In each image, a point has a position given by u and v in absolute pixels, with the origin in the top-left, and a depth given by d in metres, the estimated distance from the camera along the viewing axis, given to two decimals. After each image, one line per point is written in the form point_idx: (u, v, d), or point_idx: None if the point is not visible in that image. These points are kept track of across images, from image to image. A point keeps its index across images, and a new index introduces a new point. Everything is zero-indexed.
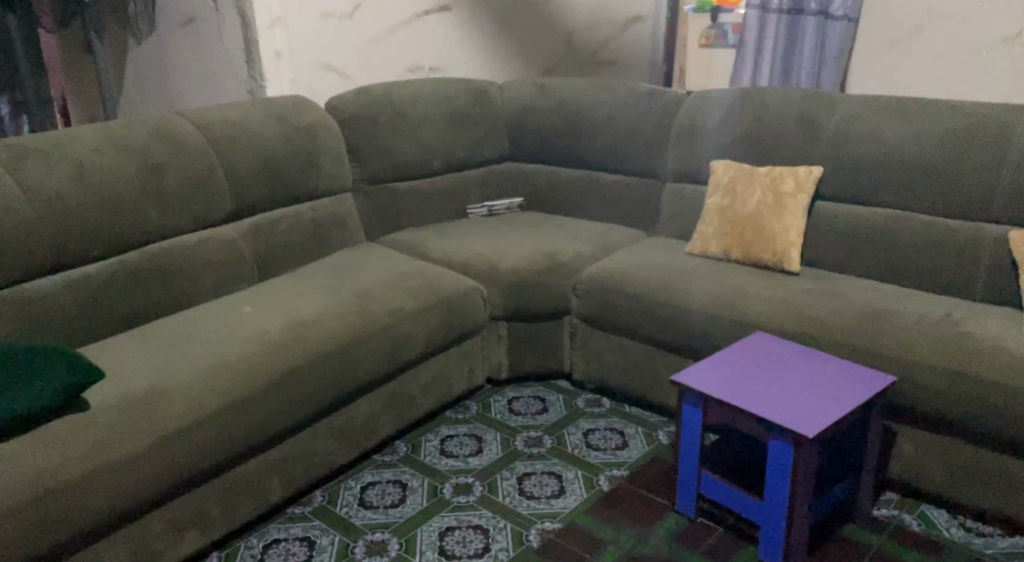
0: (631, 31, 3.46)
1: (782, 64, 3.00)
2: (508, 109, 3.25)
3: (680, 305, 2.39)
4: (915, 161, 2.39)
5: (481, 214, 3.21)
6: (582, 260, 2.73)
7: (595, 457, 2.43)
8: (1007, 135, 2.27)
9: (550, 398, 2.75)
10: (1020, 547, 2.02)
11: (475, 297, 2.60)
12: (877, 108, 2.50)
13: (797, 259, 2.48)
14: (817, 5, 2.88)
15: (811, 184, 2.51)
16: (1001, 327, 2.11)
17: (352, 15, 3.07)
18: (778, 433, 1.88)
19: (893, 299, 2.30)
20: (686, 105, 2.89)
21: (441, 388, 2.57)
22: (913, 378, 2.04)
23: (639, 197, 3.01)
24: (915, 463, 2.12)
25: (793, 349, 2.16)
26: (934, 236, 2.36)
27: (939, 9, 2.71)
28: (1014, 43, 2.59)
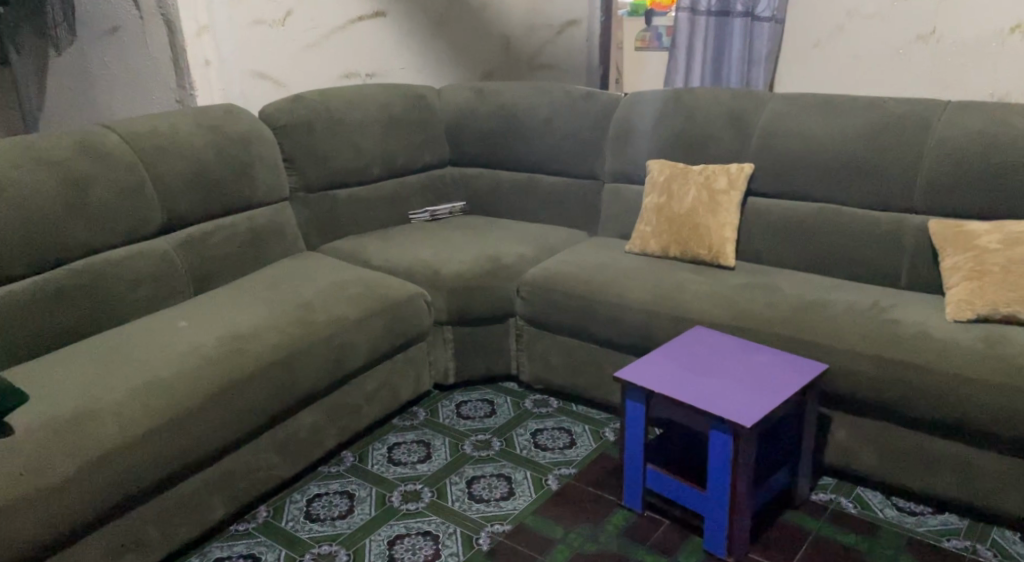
0: (566, 35, 3.61)
1: (713, 65, 3.10)
2: (447, 114, 3.26)
3: (622, 303, 2.43)
4: (841, 156, 2.48)
5: (424, 219, 3.21)
6: (525, 262, 2.76)
7: (543, 457, 2.45)
8: (924, 129, 2.39)
9: (497, 400, 2.76)
10: (948, 524, 2.11)
11: (418, 303, 2.59)
12: (803, 106, 2.60)
13: (731, 254, 2.55)
14: (743, 6, 2.98)
15: (743, 181, 2.59)
16: (926, 313, 2.21)
17: (284, 21, 3.02)
18: (718, 424, 1.93)
19: (826, 289, 2.39)
20: (621, 106, 2.95)
21: (387, 396, 2.55)
22: (846, 365, 2.12)
23: (579, 198, 3.05)
24: (850, 447, 2.20)
25: (732, 341, 2.22)
26: (862, 228, 2.46)
27: (859, 9, 2.82)
28: (929, 42, 2.72)
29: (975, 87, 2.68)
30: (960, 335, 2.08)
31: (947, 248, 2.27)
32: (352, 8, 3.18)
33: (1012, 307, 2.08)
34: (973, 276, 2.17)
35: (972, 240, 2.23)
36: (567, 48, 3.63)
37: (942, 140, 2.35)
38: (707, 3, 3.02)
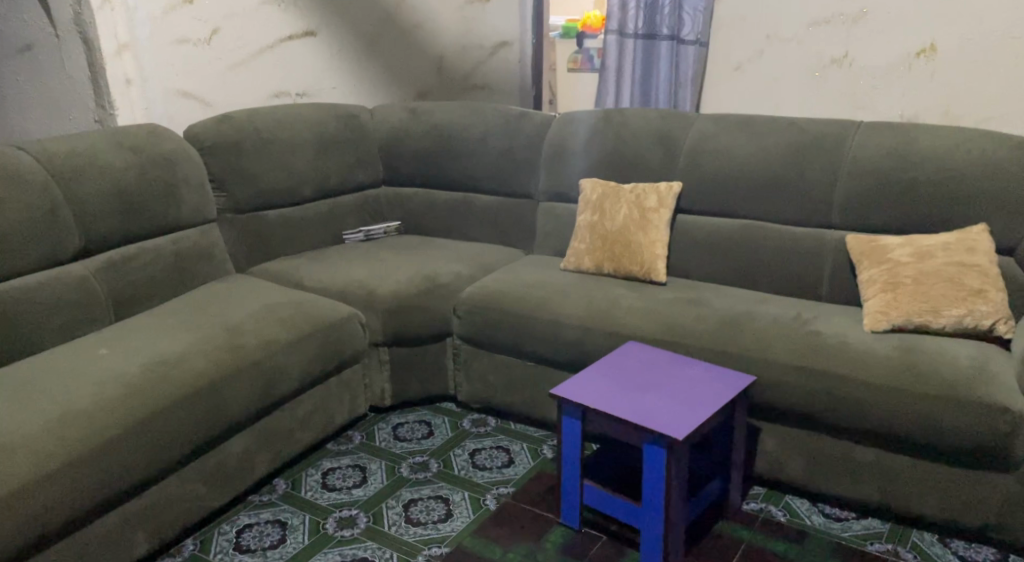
0: (497, 56, 3.64)
1: (641, 86, 3.18)
2: (379, 134, 3.25)
3: (558, 321, 2.46)
4: (763, 174, 2.58)
5: (358, 239, 3.18)
6: (462, 280, 2.76)
7: (481, 477, 2.45)
8: (840, 148, 2.50)
9: (434, 421, 2.74)
10: (871, 528, 2.19)
11: (352, 325, 2.56)
12: (726, 127, 2.69)
13: (663, 270, 2.61)
14: (668, 30, 3.07)
15: (672, 199, 2.66)
16: (847, 324, 2.31)
17: (211, 40, 2.98)
18: (651, 437, 1.97)
19: (754, 303, 2.47)
20: (553, 127, 3.00)
21: (320, 421, 2.51)
22: (774, 376, 2.19)
23: (513, 217, 3.08)
24: (778, 457, 2.27)
25: (665, 356, 2.27)
26: (786, 243, 2.56)
27: (777, 34, 2.96)
28: (842, 65, 2.86)
29: (885, 108, 2.83)
30: (877, 344, 2.18)
31: (863, 261, 2.38)
32: (282, 28, 3.16)
33: (924, 317, 2.19)
34: (887, 288, 2.28)
35: (885, 254, 2.34)
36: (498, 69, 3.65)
37: (856, 159, 2.47)
38: (635, 27, 3.11)
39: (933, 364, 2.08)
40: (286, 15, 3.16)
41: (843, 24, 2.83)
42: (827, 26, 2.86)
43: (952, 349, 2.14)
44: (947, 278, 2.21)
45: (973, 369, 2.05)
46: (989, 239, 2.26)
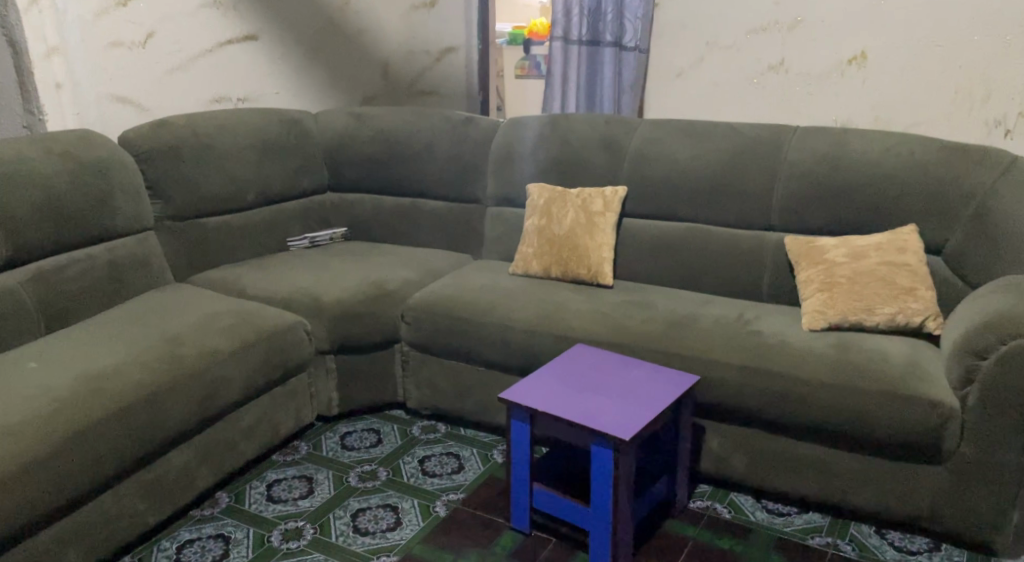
0: (445, 62, 3.58)
1: (586, 93, 3.25)
2: (323, 140, 3.21)
3: (506, 325, 2.47)
4: (704, 178, 2.64)
5: (303, 246, 3.13)
6: (409, 286, 2.75)
7: (431, 484, 2.43)
8: (777, 152, 2.58)
9: (383, 429, 2.72)
10: (812, 522, 2.26)
11: (296, 333, 2.52)
12: (669, 131, 2.75)
13: (609, 273, 2.65)
14: (612, 37, 3.14)
15: (618, 203, 2.70)
16: (787, 323, 2.38)
17: (146, 44, 2.91)
18: (598, 439, 1.99)
19: (699, 304, 2.53)
20: (500, 132, 3.01)
21: (265, 432, 2.46)
22: (719, 375, 2.24)
23: (461, 222, 3.08)
24: (722, 455, 2.32)
25: (612, 358, 2.30)
26: (729, 245, 2.62)
27: (717, 41, 3.03)
28: (779, 71, 2.94)
29: (820, 114, 2.93)
30: (815, 342, 2.25)
31: (801, 262, 2.46)
32: (221, 32, 3.10)
33: (859, 315, 2.27)
34: (824, 287, 2.35)
35: (822, 255, 2.42)
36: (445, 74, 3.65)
37: (792, 163, 2.55)
38: (579, 33, 3.17)
39: (868, 361, 2.16)
40: (225, 19, 3.10)
41: (779, 31, 2.91)
42: (763, 34, 2.94)
43: (886, 346, 2.22)
44: (880, 278, 2.29)
45: (906, 365, 2.13)
46: (918, 238, 2.35)
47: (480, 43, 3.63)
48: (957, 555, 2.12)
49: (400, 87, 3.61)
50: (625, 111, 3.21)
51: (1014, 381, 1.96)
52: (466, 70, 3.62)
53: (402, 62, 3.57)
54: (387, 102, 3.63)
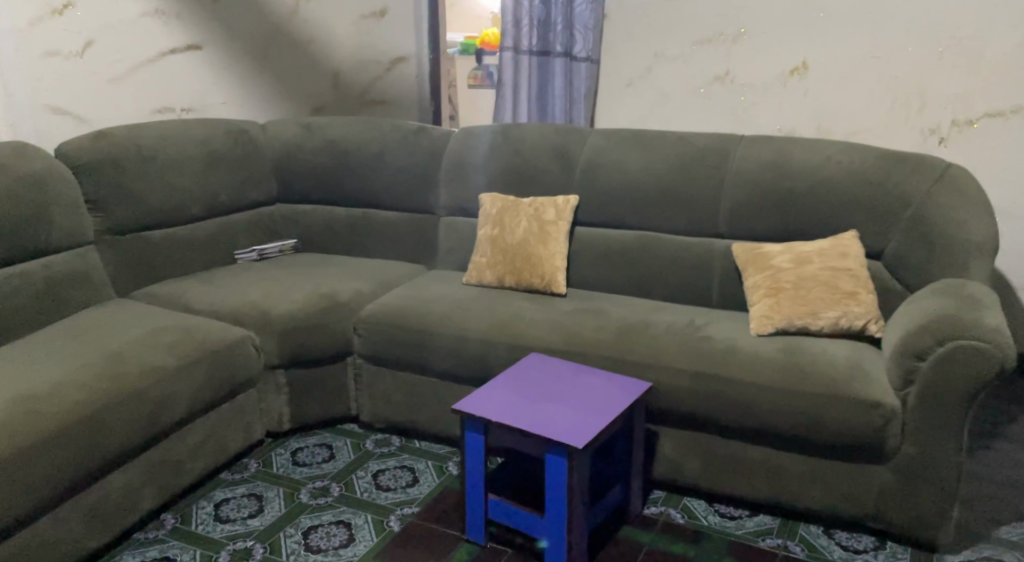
0: (396, 71, 3.61)
1: (538, 103, 3.32)
2: (271, 151, 3.16)
3: (460, 335, 2.46)
4: (653, 187, 2.68)
5: (252, 258, 3.07)
6: (361, 298, 2.72)
7: (384, 498, 2.40)
8: (724, 160, 2.64)
9: (335, 444, 2.67)
10: (763, 524, 2.29)
11: (244, 348, 2.46)
12: (619, 141, 2.79)
13: (563, 282, 2.66)
14: (562, 47, 3.21)
15: (570, 212, 2.72)
16: (736, 328, 2.43)
17: (84, 54, 2.82)
18: (552, 448, 1.99)
19: (651, 311, 2.56)
20: (452, 143, 3.02)
21: (212, 450, 2.40)
22: (671, 381, 2.27)
23: (413, 232, 3.07)
24: (675, 460, 2.34)
25: (566, 366, 2.31)
26: (679, 252, 2.66)
27: (664, 52, 3.09)
28: (725, 81, 3.02)
29: (765, 123, 3.00)
30: (764, 347, 2.30)
31: (748, 268, 2.51)
32: (163, 41, 3.02)
33: (804, 319, 2.33)
34: (770, 293, 2.41)
35: (767, 261, 2.48)
36: (396, 85, 3.63)
37: (739, 171, 2.60)
38: (529, 43, 3.24)
39: (814, 364, 2.21)
40: (167, 28, 3.02)
41: (723, 43, 2.99)
42: (709, 45, 3.01)
43: (830, 349, 2.28)
44: (823, 283, 2.36)
45: (850, 367, 2.19)
46: (859, 244, 2.42)
47: (431, 53, 3.71)
48: (901, 552, 2.17)
49: (350, 96, 3.59)
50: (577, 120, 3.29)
51: (950, 382, 2.03)
52: (417, 78, 3.67)
53: (352, 72, 3.55)
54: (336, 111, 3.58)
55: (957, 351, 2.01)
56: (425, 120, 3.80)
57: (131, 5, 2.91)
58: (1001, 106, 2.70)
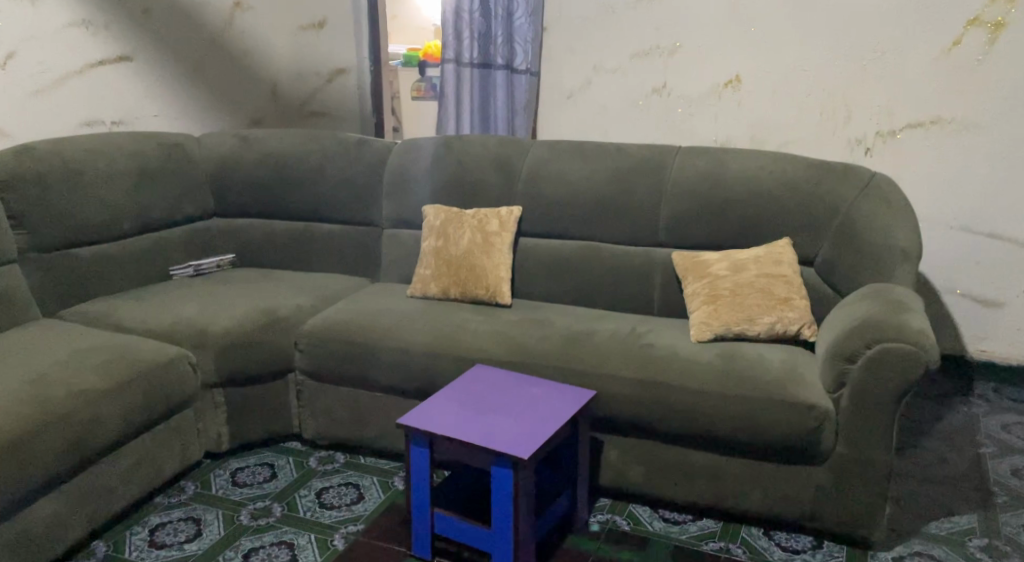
0: (337, 82, 3.66)
1: (480, 114, 3.33)
2: (207, 163, 3.09)
3: (404, 348, 2.44)
4: (594, 197, 2.72)
5: (187, 275, 2.99)
6: (302, 312, 2.67)
7: (328, 516, 2.35)
8: (662, 170, 2.69)
9: (277, 463, 2.61)
10: (706, 528, 2.33)
11: (179, 367, 2.39)
12: (561, 152, 2.82)
13: (507, 292, 2.68)
14: (503, 60, 3.23)
15: (513, 223, 2.74)
16: (677, 335, 2.47)
17: (6, 65, 2.71)
18: (497, 459, 1.98)
19: (595, 320, 2.59)
20: (394, 155, 3.01)
21: (146, 474, 2.31)
22: (615, 389, 2.29)
23: (356, 245, 3.04)
24: (620, 467, 2.37)
25: (512, 377, 2.31)
26: (621, 261, 2.70)
27: (603, 65, 3.16)
28: (662, 94, 3.10)
29: (702, 133, 3.09)
30: (704, 352, 2.35)
31: (687, 276, 2.56)
32: (91, 51, 2.92)
33: (742, 325, 2.39)
34: (709, 300, 2.46)
35: (706, 269, 2.53)
36: (338, 96, 3.68)
37: (676, 181, 2.66)
38: (470, 56, 3.24)
39: (752, 368, 2.26)
40: (95, 38, 2.92)
41: (659, 56, 3.07)
42: (646, 58, 3.09)
43: (767, 353, 2.34)
44: (759, 289, 2.42)
45: (786, 371, 2.25)
46: (792, 251, 2.50)
47: (374, 63, 3.75)
48: (838, 550, 2.23)
49: (291, 107, 3.59)
50: (519, 132, 3.30)
51: (880, 384, 2.10)
52: (359, 90, 3.74)
53: (290, 85, 3.55)
54: (275, 123, 3.57)
55: (886, 353, 2.08)
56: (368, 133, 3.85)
57: (57, 14, 2.81)
58: (922, 117, 2.84)
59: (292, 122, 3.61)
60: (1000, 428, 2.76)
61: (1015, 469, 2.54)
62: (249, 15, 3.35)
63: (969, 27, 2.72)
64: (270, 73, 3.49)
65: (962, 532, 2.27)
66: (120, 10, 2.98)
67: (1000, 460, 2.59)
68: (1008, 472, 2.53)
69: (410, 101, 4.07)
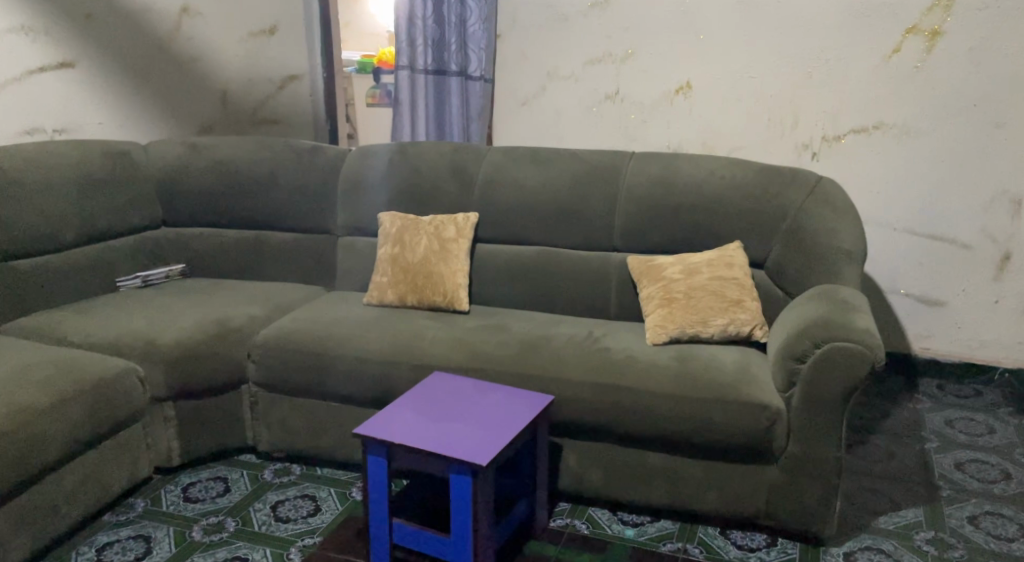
0: (288, 89, 3.64)
1: (435, 122, 3.31)
2: (154, 172, 3.02)
3: (361, 357, 2.41)
4: (549, 202, 2.73)
5: (135, 285, 2.91)
6: (255, 323, 2.62)
7: (284, 530, 2.31)
8: (616, 175, 2.72)
9: (230, 476, 2.56)
10: (664, 529, 2.35)
11: (128, 381, 2.33)
12: (516, 158, 2.82)
13: (465, 299, 2.67)
14: (457, 66, 3.22)
15: (470, 229, 2.73)
16: (634, 339, 2.49)
17: None
18: (456, 467, 1.97)
19: (552, 325, 2.60)
20: (349, 161, 2.99)
21: (92, 492, 2.25)
22: (573, 393, 2.30)
23: (310, 254, 3.00)
24: (579, 471, 2.38)
25: (470, 384, 2.30)
26: (577, 266, 2.72)
27: (557, 71, 3.19)
28: (615, 101, 3.14)
29: (655, 139, 3.14)
30: (660, 355, 2.38)
31: (642, 279, 2.59)
32: (31, 58, 2.83)
33: (696, 327, 2.42)
34: (663, 303, 2.49)
35: (660, 272, 2.56)
36: (289, 102, 3.65)
37: (630, 187, 2.69)
38: (424, 62, 3.23)
39: (706, 370, 2.29)
40: (34, 44, 2.83)
41: (612, 63, 3.11)
42: (600, 65, 3.13)
43: (721, 354, 2.38)
44: (712, 292, 2.46)
45: (739, 372, 2.29)
46: (743, 254, 2.55)
47: (325, 72, 3.75)
48: (791, 547, 2.28)
49: (241, 114, 3.54)
50: (474, 139, 3.30)
51: (828, 383, 2.15)
52: (312, 97, 3.73)
53: (240, 92, 3.49)
54: (226, 131, 3.51)
55: (833, 353, 2.13)
56: (322, 140, 3.82)
57: None
58: (866, 122, 2.92)
59: (243, 130, 3.55)
60: (943, 423, 2.85)
61: (957, 463, 2.63)
62: (196, 21, 3.29)
63: (908, 35, 2.81)
64: (220, 80, 3.43)
65: (909, 526, 2.34)
66: (62, 15, 2.89)
67: (944, 454, 2.68)
68: (951, 466, 2.61)
69: (366, 107, 4.06)
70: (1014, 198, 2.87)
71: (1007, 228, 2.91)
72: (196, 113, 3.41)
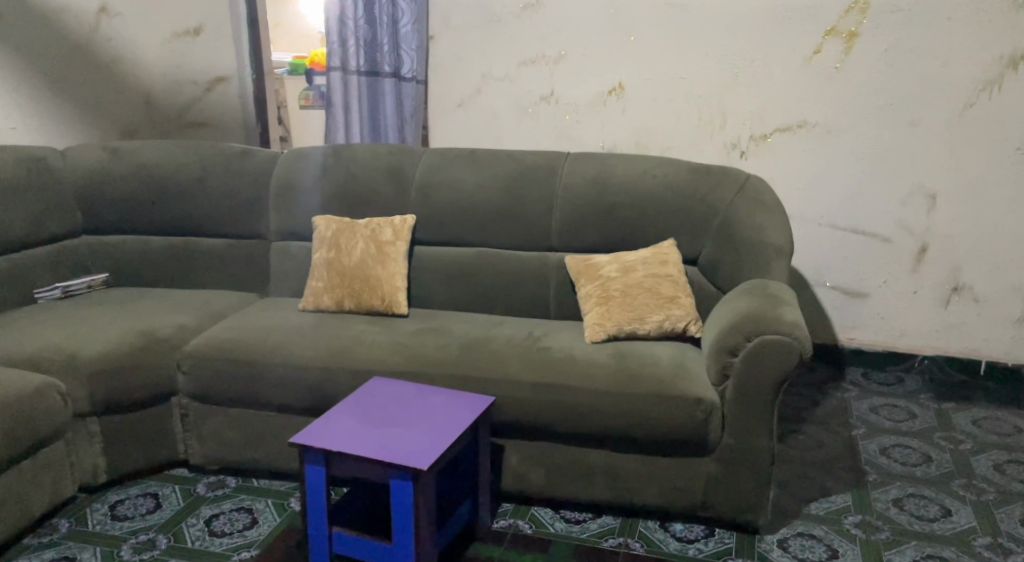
0: (217, 91, 3.49)
1: (370, 123, 3.29)
2: (73, 178, 2.89)
3: (297, 364, 2.36)
4: (486, 203, 2.73)
5: (54, 296, 2.79)
6: (185, 332, 2.54)
7: (219, 544, 2.24)
8: (552, 175, 2.73)
9: (161, 491, 2.47)
10: (606, 525, 2.37)
11: (49, 396, 2.22)
12: (452, 159, 2.81)
13: (403, 302, 2.65)
14: (390, 68, 3.22)
15: (406, 231, 2.70)
16: (573, 337, 2.51)
17: None
18: (396, 472, 1.95)
19: (492, 326, 2.60)
20: (280, 165, 2.93)
21: (12, 514, 2.14)
22: (514, 394, 2.30)
23: (241, 259, 2.92)
24: (521, 471, 2.38)
25: (411, 388, 2.27)
26: (514, 267, 2.72)
27: (491, 73, 3.19)
28: (550, 102, 3.16)
29: (589, 140, 3.17)
30: (599, 353, 2.40)
31: (579, 278, 2.61)
32: None
33: (632, 325, 2.45)
34: (601, 301, 2.51)
35: (597, 271, 2.59)
36: (217, 104, 3.51)
37: (566, 187, 2.70)
38: (356, 64, 3.22)
39: (644, 366, 2.32)
40: None
41: (545, 65, 3.13)
42: (533, 66, 3.14)
43: (658, 351, 2.42)
44: (647, 289, 2.49)
45: (676, 367, 2.32)
46: (676, 251, 2.59)
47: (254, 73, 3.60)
48: (729, 537, 2.33)
49: (167, 118, 3.43)
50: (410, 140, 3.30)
51: (759, 376, 2.20)
52: (240, 101, 3.57)
53: (165, 94, 3.38)
54: (150, 135, 3.40)
55: (764, 345, 2.18)
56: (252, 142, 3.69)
57: None
58: (790, 121, 3.01)
59: (168, 135, 3.44)
60: (868, 410, 2.96)
61: (882, 448, 2.73)
62: (116, 22, 3.17)
63: (827, 37, 2.91)
64: (143, 83, 3.32)
65: (839, 511, 2.42)
66: None
67: (870, 440, 2.78)
68: (876, 451, 2.71)
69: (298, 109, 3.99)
70: (928, 193, 3.01)
71: (923, 222, 3.04)
72: (117, 116, 3.29)
